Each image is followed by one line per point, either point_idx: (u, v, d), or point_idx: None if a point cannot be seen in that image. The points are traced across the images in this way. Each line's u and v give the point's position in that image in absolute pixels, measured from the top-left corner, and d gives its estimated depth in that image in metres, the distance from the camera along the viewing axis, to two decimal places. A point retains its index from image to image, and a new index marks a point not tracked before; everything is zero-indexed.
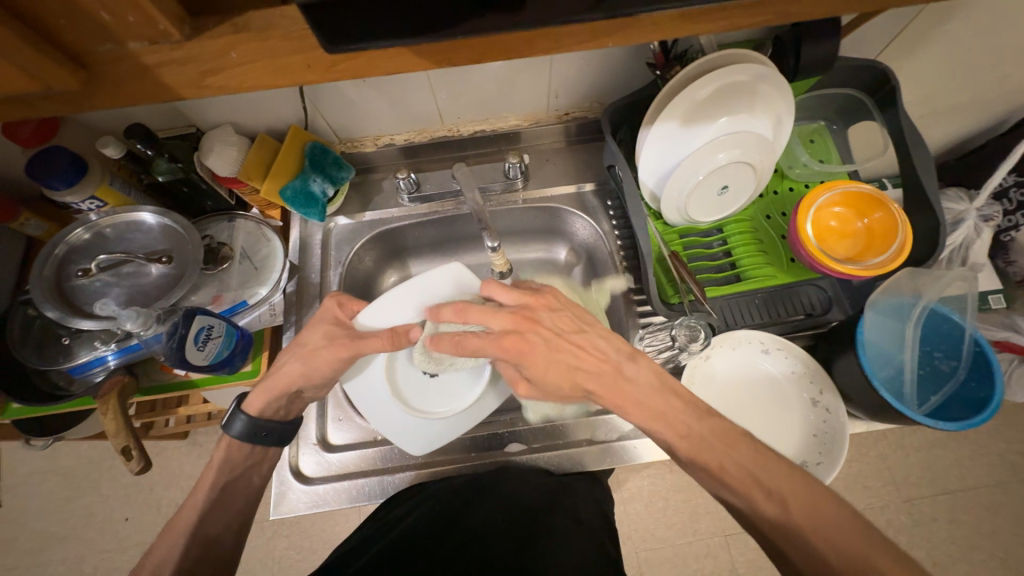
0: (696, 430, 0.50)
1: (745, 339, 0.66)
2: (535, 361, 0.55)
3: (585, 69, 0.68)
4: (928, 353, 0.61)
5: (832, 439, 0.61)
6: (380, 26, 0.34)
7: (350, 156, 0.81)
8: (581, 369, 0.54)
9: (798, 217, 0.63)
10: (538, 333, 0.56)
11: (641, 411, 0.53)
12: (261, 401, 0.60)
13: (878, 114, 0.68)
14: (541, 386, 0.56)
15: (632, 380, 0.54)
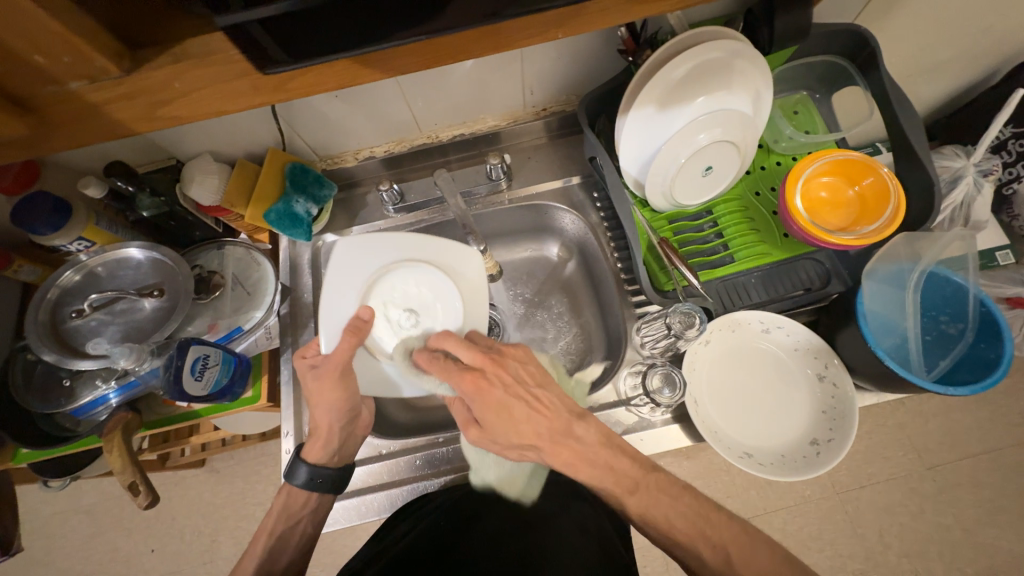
0: (642, 488, 0.56)
1: (744, 319, 0.65)
2: (488, 405, 0.57)
3: (557, 62, 0.68)
4: (933, 317, 0.60)
5: (841, 414, 0.59)
6: (314, 42, 0.34)
7: (332, 173, 0.80)
8: (533, 427, 0.57)
9: (786, 192, 0.62)
10: (496, 377, 0.58)
11: (586, 468, 0.57)
12: (319, 449, 0.64)
13: (860, 78, 0.66)
14: (491, 437, 0.59)
15: (582, 440, 0.57)
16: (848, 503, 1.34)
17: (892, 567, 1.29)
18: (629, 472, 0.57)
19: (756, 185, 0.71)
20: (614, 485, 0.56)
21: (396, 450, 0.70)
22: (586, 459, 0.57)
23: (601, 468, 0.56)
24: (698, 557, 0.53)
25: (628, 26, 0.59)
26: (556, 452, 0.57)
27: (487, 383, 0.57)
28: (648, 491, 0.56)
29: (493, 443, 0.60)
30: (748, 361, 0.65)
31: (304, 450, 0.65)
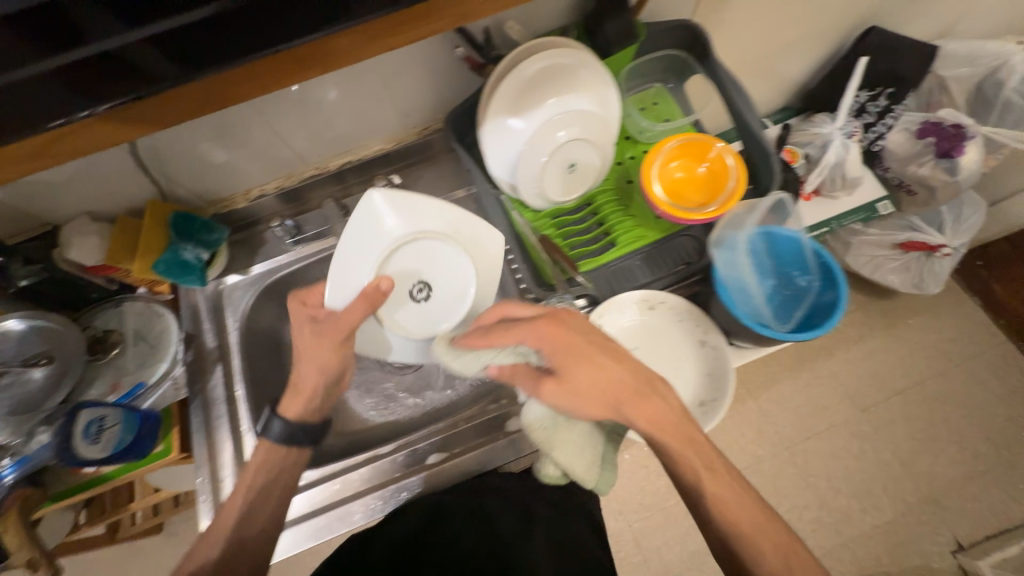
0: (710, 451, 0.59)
1: (629, 300, 0.70)
2: (574, 360, 0.57)
3: (420, 83, 0.71)
4: (786, 272, 0.65)
5: (720, 374, 0.65)
6: (40, 107, 0.32)
7: (225, 216, 0.81)
8: (614, 383, 0.57)
9: (645, 177, 0.67)
10: (568, 335, 0.58)
11: (669, 434, 0.58)
12: (295, 404, 0.64)
13: (698, 66, 0.73)
14: (570, 391, 0.57)
15: (655, 398, 0.58)
16: (796, 455, 1.42)
17: (844, 509, 1.36)
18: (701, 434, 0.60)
19: (628, 175, 0.77)
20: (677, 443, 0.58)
21: (331, 473, 0.72)
22: (674, 422, 0.58)
23: (676, 418, 0.59)
24: (761, 553, 0.55)
25: (465, 45, 0.63)
26: (646, 410, 0.57)
27: (572, 345, 0.58)
28: (704, 450, 0.59)
29: (574, 398, 0.57)
30: (640, 337, 0.71)
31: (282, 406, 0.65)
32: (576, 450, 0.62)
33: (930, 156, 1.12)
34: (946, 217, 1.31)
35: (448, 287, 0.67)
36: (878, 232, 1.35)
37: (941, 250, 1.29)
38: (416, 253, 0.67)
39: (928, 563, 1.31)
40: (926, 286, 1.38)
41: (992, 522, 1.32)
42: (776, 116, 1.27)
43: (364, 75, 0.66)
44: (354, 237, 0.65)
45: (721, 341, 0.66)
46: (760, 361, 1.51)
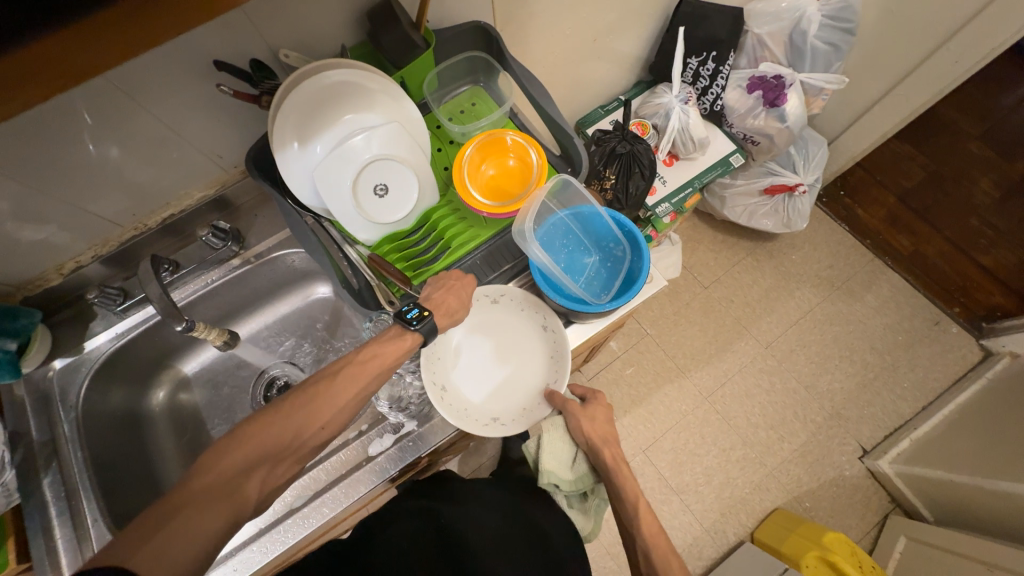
0: (637, 497, 0.69)
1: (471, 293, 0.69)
2: (601, 408, 0.74)
3: (218, 123, 0.68)
4: (604, 246, 0.70)
5: (559, 356, 0.68)
6: None
7: (42, 296, 0.74)
8: (612, 433, 0.73)
9: (459, 178, 0.68)
10: (600, 400, 0.74)
11: (625, 474, 0.71)
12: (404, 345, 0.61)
13: (500, 64, 0.76)
14: (588, 417, 0.72)
15: (619, 453, 0.72)
16: (716, 402, 1.50)
17: (765, 442, 1.46)
18: (628, 476, 0.71)
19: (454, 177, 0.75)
20: (619, 480, 0.71)
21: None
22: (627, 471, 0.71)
23: (624, 469, 0.71)
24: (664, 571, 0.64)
25: (227, 81, 0.58)
26: (613, 452, 0.72)
27: (597, 399, 0.74)
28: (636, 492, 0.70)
29: (585, 417, 0.72)
30: (483, 329, 0.71)
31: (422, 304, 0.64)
32: (558, 450, 0.73)
33: (761, 107, 1.22)
34: (796, 158, 1.42)
35: (403, 185, 0.68)
36: (744, 181, 1.45)
37: (799, 188, 1.39)
38: (389, 160, 0.66)
39: (842, 472, 1.43)
40: (794, 223, 1.48)
41: (886, 422, 1.47)
42: (630, 91, 1.32)
43: (145, 128, 0.63)
44: (397, 130, 0.65)
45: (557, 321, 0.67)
46: (670, 322, 1.59)
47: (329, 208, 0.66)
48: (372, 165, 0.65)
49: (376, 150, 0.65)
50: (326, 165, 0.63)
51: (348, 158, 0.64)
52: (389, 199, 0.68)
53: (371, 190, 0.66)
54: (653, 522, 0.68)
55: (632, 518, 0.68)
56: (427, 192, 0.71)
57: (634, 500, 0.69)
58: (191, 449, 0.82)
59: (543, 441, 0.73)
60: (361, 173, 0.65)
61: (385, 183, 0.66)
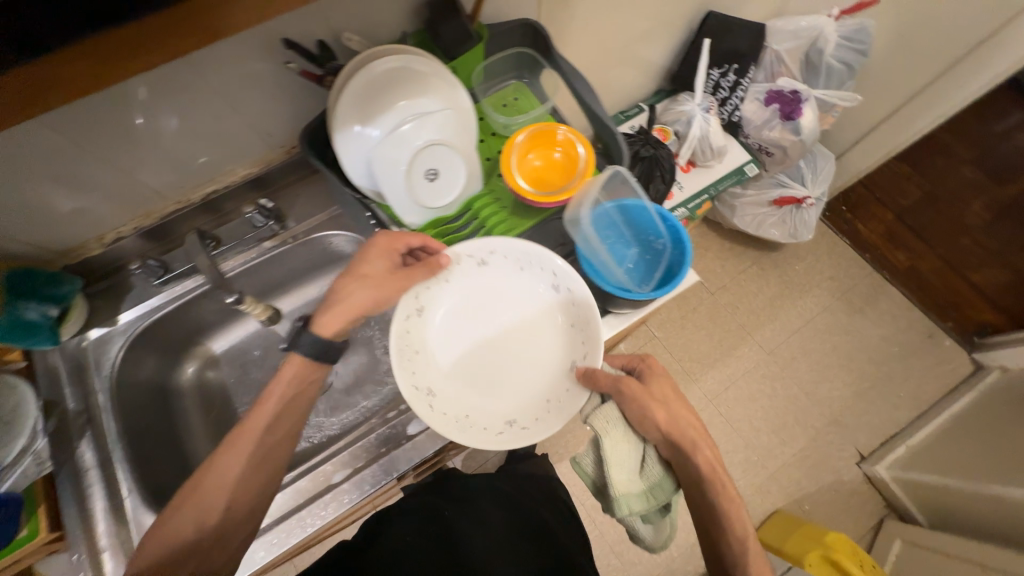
0: (732, 497, 0.64)
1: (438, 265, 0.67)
2: (660, 382, 0.68)
3: (273, 101, 0.69)
4: (644, 240, 0.73)
5: (583, 321, 0.66)
6: None
7: (79, 266, 0.74)
8: (682, 415, 0.66)
9: (506, 166, 0.70)
10: (659, 371, 0.69)
11: (704, 460, 0.64)
12: (337, 322, 0.66)
13: (547, 61, 0.78)
14: (653, 396, 0.66)
15: (704, 438, 0.65)
16: (720, 405, 1.54)
17: (766, 446, 1.50)
18: (719, 468, 0.65)
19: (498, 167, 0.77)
20: (704, 479, 0.63)
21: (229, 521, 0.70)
22: (711, 453, 0.65)
23: (715, 461, 0.65)
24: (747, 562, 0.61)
25: (298, 58, 0.61)
26: (699, 443, 0.64)
27: (654, 371, 0.69)
28: (730, 498, 0.64)
29: (650, 399, 0.65)
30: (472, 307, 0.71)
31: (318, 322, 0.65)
32: (624, 449, 0.64)
33: (777, 119, 1.27)
34: (805, 171, 1.48)
35: (453, 172, 0.70)
36: (754, 192, 1.50)
37: (807, 201, 1.45)
38: (442, 146, 0.68)
39: (840, 477, 1.47)
40: (800, 234, 1.53)
41: (882, 430, 1.52)
42: (651, 98, 1.36)
43: (204, 101, 0.64)
44: (450, 118, 0.68)
45: (560, 270, 0.66)
46: (677, 325, 1.63)
47: (381, 190, 0.68)
48: (427, 150, 0.67)
49: (431, 135, 0.67)
50: (382, 148, 0.65)
51: (404, 142, 0.66)
52: (439, 184, 0.70)
53: (423, 175, 0.68)
54: (742, 517, 0.63)
55: (724, 517, 0.63)
56: (473, 179, 0.73)
57: (728, 501, 0.63)
58: (219, 427, 0.82)
59: (611, 450, 0.63)
60: (417, 159, 0.67)
61: (436, 169, 0.69)
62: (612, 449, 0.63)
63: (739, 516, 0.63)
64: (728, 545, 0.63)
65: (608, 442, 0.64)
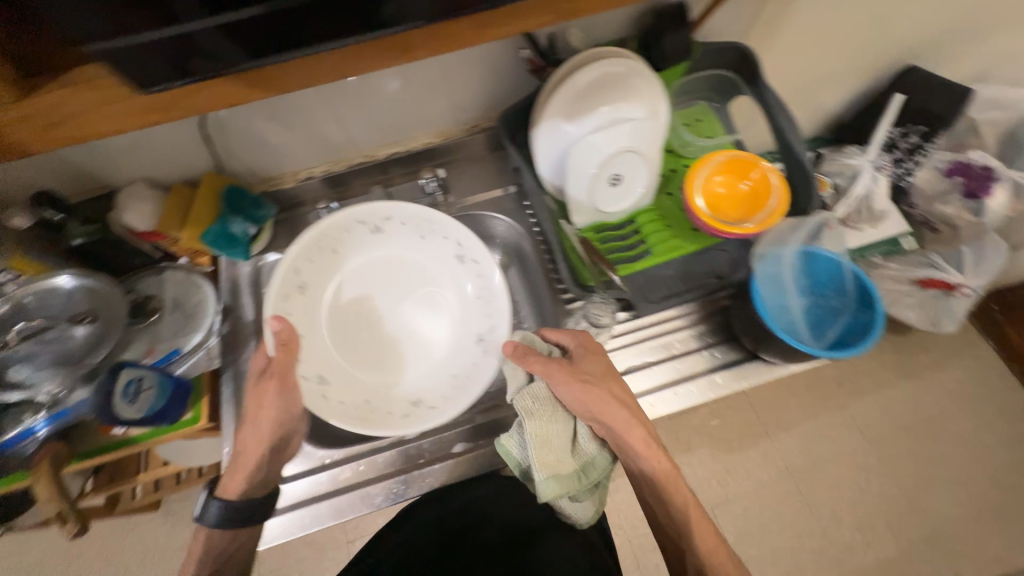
0: (666, 462, 0.63)
1: (311, 247, 0.71)
2: (586, 369, 0.64)
3: (479, 81, 0.73)
4: (821, 293, 0.68)
5: (489, 294, 0.73)
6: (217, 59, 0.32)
7: (272, 194, 0.82)
8: (615, 411, 0.62)
9: (687, 188, 0.69)
10: (597, 352, 0.67)
11: (646, 451, 0.62)
12: (237, 481, 0.63)
13: (746, 89, 0.75)
14: (583, 376, 0.63)
15: (642, 413, 0.64)
16: (802, 483, 1.40)
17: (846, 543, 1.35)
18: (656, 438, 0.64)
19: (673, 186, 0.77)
20: (641, 451, 0.62)
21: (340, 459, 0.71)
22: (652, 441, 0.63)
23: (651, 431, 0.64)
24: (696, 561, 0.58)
25: (530, 47, 0.65)
26: (634, 433, 0.62)
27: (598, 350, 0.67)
28: (668, 472, 0.62)
29: (567, 384, 0.61)
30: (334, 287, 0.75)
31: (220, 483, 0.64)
32: (548, 434, 0.61)
33: (956, 195, 1.14)
34: (968, 257, 1.30)
35: (635, 181, 0.70)
36: (898, 266, 1.32)
37: (961, 289, 1.28)
38: (636, 155, 0.68)
39: None
40: (942, 323, 1.37)
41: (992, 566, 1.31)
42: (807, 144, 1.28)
43: (427, 70, 0.69)
44: (651, 128, 0.68)
45: (460, 234, 0.73)
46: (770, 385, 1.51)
47: (567, 185, 0.68)
48: (617, 158, 0.67)
49: (629, 142, 0.67)
50: (583, 145, 0.66)
51: (603, 143, 0.66)
52: (619, 190, 0.70)
53: (609, 179, 0.68)
54: (676, 481, 0.62)
55: (662, 486, 0.62)
56: (647, 192, 0.73)
57: (664, 470, 0.62)
58: None
59: (538, 428, 0.60)
60: (606, 164, 0.67)
61: (622, 176, 0.69)
62: (539, 430, 0.60)
63: (674, 481, 0.62)
64: (664, 505, 0.62)
65: (529, 416, 0.61)
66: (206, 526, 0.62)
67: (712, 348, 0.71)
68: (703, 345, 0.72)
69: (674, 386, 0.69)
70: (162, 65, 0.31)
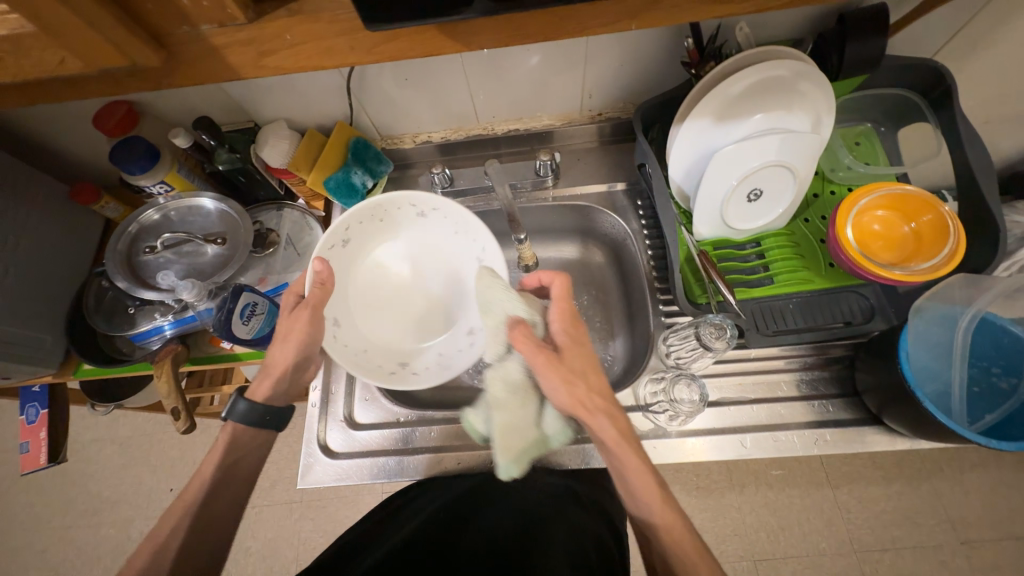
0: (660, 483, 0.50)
1: (364, 210, 0.67)
2: (569, 351, 0.55)
3: (620, 67, 0.69)
4: (982, 369, 0.57)
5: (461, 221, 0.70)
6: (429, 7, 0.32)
7: (389, 153, 0.84)
8: (589, 396, 0.53)
9: (839, 217, 0.61)
10: (590, 345, 0.56)
11: (619, 448, 0.51)
12: (266, 387, 0.60)
13: (931, 115, 0.64)
14: (563, 367, 0.54)
15: (622, 422, 0.53)
16: None
17: None
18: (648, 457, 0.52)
19: (822, 211, 0.68)
20: (623, 469, 0.50)
21: (413, 420, 0.70)
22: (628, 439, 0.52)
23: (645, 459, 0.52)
24: None
25: (694, 36, 0.59)
26: (603, 427, 0.52)
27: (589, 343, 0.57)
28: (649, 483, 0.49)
29: (552, 369, 0.53)
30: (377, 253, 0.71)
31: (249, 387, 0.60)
32: (518, 415, 0.55)
33: None
34: None
35: (773, 198, 0.64)
36: None
37: None
38: (781, 171, 0.60)
39: None
40: None
41: None
42: None
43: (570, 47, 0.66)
44: (807, 143, 0.59)
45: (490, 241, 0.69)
46: None
47: (697, 199, 0.62)
48: (759, 173, 0.60)
49: (777, 156, 0.59)
50: (724, 157, 0.59)
51: (747, 156, 0.59)
52: (753, 206, 0.64)
53: (745, 195, 0.62)
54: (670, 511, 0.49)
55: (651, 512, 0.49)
56: (784, 212, 0.65)
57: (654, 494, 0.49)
58: None
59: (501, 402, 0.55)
60: (746, 178, 0.60)
61: (761, 192, 0.62)
62: (508, 421, 0.55)
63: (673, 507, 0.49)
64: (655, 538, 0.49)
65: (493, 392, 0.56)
66: (228, 421, 0.58)
67: (824, 400, 0.64)
68: (812, 395, 0.64)
69: (772, 431, 0.62)
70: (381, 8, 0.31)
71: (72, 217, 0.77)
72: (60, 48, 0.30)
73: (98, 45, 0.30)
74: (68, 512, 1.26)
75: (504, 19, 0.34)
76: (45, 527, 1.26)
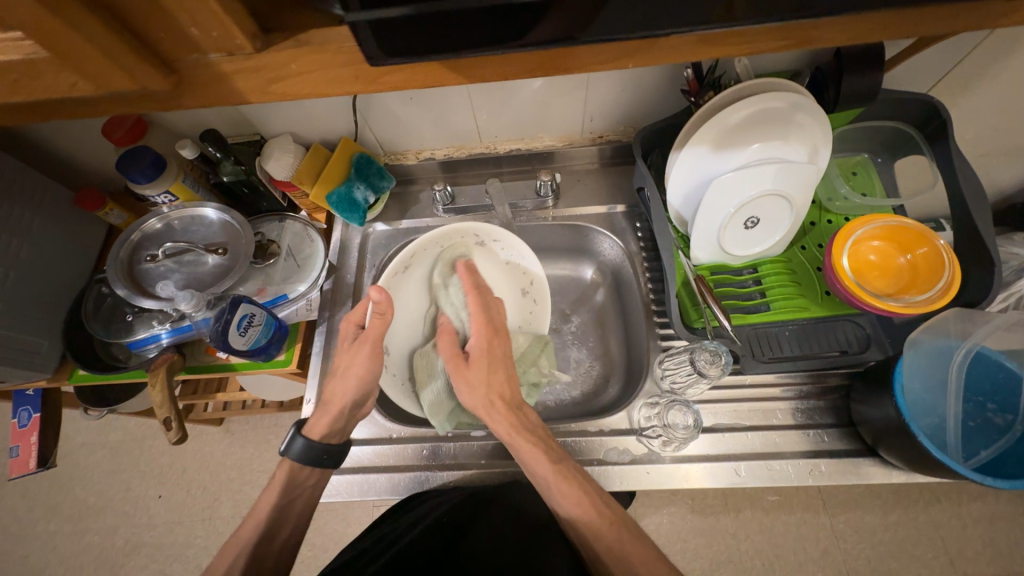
0: (563, 464, 0.55)
1: (434, 240, 0.69)
2: (477, 356, 0.60)
3: (621, 93, 0.70)
4: (977, 403, 0.57)
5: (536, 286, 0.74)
6: (432, 44, 0.33)
7: (392, 168, 0.85)
8: (493, 393, 0.59)
9: (835, 246, 0.62)
10: (496, 350, 0.62)
11: (523, 440, 0.55)
12: (323, 424, 0.61)
13: (926, 148, 0.65)
14: (468, 374, 0.59)
15: (526, 415, 0.58)
16: None
17: None
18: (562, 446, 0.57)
19: (819, 239, 0.69)
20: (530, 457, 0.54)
21: (407, 437, 0.69)
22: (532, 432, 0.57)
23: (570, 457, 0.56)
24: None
25: (694, 67, 0.61)
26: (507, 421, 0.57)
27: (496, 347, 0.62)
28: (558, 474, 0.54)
29: (460, 376, 0.60)
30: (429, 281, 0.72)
31: (305, 424, 0.62)
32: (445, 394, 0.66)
33: None
34: None
35: (770, 226, 0.64)
36: None
37: None
38: (777, 199, 0.61)
39: None
40: None
41: None
42: None
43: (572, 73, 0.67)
44: (804, 173, 0.59)
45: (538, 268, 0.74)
46: None
47: (695, 224, 0.63)
48: (757, 202, 0.61)
49: (774, 186, 0.60)
50: (721, 184, 0.59)
51: (744, 185, 0.60)
52: (750, 233, 0.64)
53: (743, 222, 0.63)
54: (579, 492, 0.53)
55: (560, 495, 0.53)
56: (781, 239, 0.66)
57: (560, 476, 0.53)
58: None
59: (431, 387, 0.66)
60: (743, 207, 0.61)
61: (758, 219, 0.63)
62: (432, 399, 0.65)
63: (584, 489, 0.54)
64: (564, 517, 0.53)
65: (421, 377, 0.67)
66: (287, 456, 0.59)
67: (819, 430, 0.63)
68: (807, 424, 0.64)
69: (766, 459, 0.62)
70: (386, 43, 0.33)
71: (74, 223, 0.77)
72: (73, 72, 0.31)
73: (111, 71, 0.31)
74: (55, 517, 1.25)
75: (504, 56, 0.35)
76: (30, 532, 1.24)
